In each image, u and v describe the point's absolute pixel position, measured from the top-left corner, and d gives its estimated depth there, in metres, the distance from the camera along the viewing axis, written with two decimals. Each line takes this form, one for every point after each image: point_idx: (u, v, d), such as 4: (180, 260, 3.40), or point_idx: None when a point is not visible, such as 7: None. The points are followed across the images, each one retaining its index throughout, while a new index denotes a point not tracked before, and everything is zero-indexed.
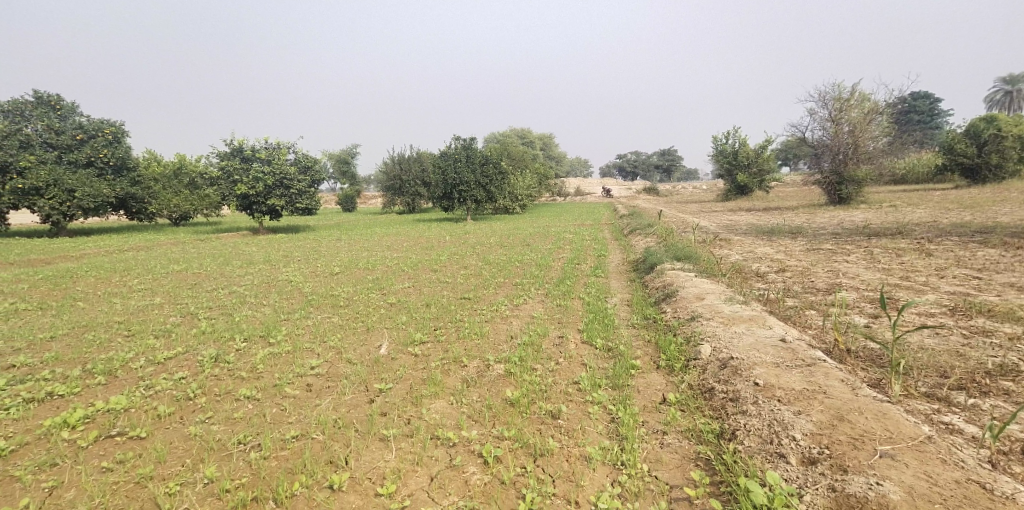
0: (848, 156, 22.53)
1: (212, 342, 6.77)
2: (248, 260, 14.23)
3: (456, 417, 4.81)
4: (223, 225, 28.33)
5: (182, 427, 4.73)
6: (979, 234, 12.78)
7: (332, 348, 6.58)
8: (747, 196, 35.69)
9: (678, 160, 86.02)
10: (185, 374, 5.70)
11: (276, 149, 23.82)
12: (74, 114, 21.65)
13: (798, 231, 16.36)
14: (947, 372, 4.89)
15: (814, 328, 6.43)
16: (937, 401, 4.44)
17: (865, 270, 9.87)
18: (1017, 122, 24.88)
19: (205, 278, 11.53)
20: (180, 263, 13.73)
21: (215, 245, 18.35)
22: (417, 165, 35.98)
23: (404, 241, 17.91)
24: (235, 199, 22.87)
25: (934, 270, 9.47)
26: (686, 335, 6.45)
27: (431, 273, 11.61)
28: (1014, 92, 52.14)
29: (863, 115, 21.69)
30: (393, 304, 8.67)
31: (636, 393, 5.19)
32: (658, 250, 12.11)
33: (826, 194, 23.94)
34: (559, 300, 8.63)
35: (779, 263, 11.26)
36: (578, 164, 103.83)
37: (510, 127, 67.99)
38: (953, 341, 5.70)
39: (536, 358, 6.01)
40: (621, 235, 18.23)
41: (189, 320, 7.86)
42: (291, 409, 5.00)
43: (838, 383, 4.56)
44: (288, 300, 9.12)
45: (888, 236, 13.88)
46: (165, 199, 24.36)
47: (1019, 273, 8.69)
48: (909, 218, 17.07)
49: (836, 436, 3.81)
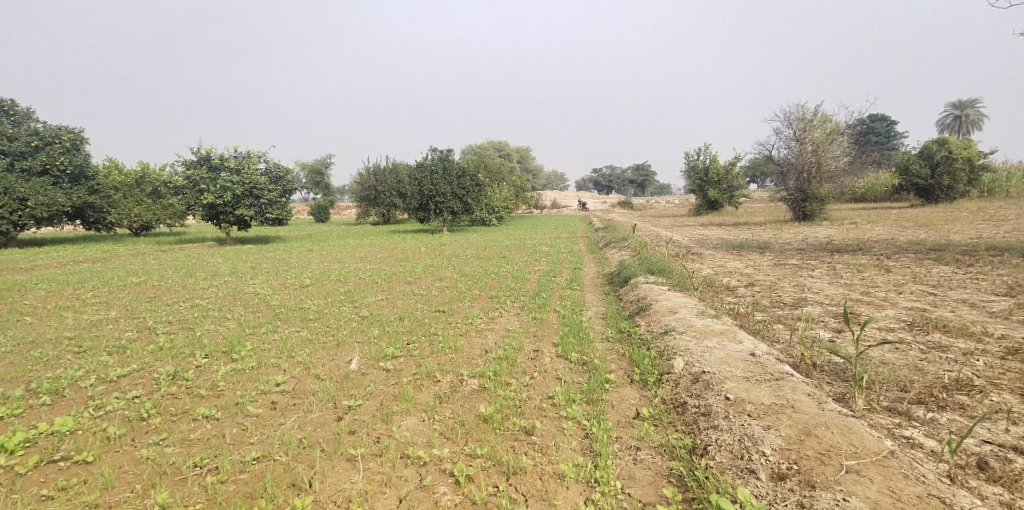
0: (812, 174, 23.32)
1: (170, 359, 6.51)
2: (214, 272, 13.82)
3: (427, 434, 4.72)
4: (188, 235, 27.52)
5: (133, 450, 4.50)
6: (934, 251, 13.35)
7: (300, 363, 6.39)
8: (717, 211, 36.55)
9: (650, 175, 87.67)
10: (139, 393, 5.45)
11: (246, 157, 23.34)
12: (29, 119, 20.82)
13: (766, 246, 16.82)
14: (907, 386, 5.04)
15: (782, 342, 6.57)
16: (898, 414, 4.57)
17: (829, 285, 10.19)
18: (967, 144, 26.22)
19: (168, 291, 11.14)
20: (142, 274, 13.25)
21: (179, 256, 17.78)
22: (393, 176, 35.73)
23: (378, 253, 17.70)
24: (201, 209, 22.21)
25: (894, 285, 9.83)
26: (659, 349, 6.51)
27: (404, 285, 11.47)
28: (962, 116, 55.12)
29: (826, 135, 22.50)
30: (365, 317, 8.51)
31: (609, 408, 5.19)
32: (632, 264, 12.25)
33: (791, 211, 24.68)
34: (534, 313, 8.62)
35: (748, 277, 11.53)
36: (553, 177, 104.89)
37: (486, 140, 68.37)
38: (911, 355, 5.90)
39: (510, 373, 5.96)
40: (596, 248, 18.40)
41: (148, 335, 7.55)
42: (254, 428, 4.83)
43: (805, 397, 4.65)
44: (255, 313, 8.87)
45: (851, 252, 14.37)
46: (126, 208, 23.56)
47: (971, 289, 9.09)
48: (869, 235, 17.76)
49: (805, 451, 3.87)
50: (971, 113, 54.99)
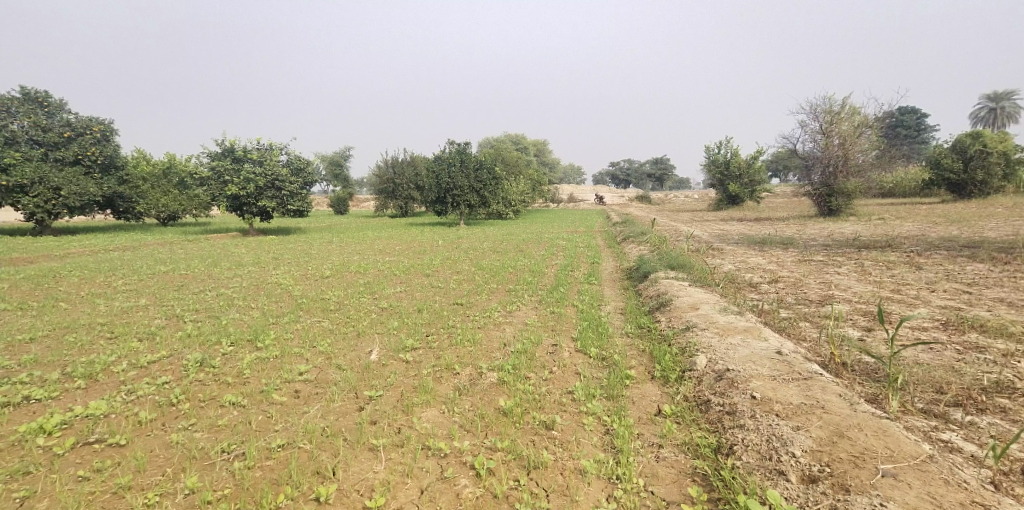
0: (839, 168, 22.72)
1: (197, 346, 6.61)
2: (237, 262, 14.03)
3: (448, 427, 4.70)
4: (212, 225, 28.03)
5: (163, 434, 4.58)
6: (967, 248, 12.91)
7: (321, 353, 6.44)
8: (739, 205, 35.91)
9: (670, 169, 86.55)
10: (168, 379, 5.54)
11: (268, 150, 23.66)
12: (62, 111, 21.38)
13: (789, 241, 16.46)
14: (943, 388, 4.86)
15: (808, 340, 6.40)
16: (934, 417, 4.41)
17: (857, 283, 9.90)
18: (1002, 138, 25.29)
19: (193, 279, 11.35)
20: (167, 263, 13.52)
21: (203, 246, 18.12)
22: (411, 169, 35.88)
23: (397, 245, 17.79)
24: (224, 200, 22.57)
25: (925, 283, 9.52)
26: (681, 346, 6.39)
27: (423, 277, 11.50)
28: (997, 109, 53.15)
29: (854, 128, 21.84)
30: (384, 309, 8.55)
31: (631, 404, 5.11)
32: (652, 258, 12.09)
33: (816, 206, 24.11)
34: (553, 307, 8.56)
35: (771, 273, 11.29)
36: (571, 171, 104.39)
37: (505, 133, 68.26)
38: (947, 356, 5.69)
39: (529, 367, 5.92)
40: (615, 243, 18.22)
41: (175, 323, 7.68)
42: (278, 416, 4.87)
43: (835, 397, 4.51)
44: (276, 303, 8.97)
45: (878, 248, 13.97)
46: (153, 199, 24.06)
47: (1007, 288, 8.75)
48: (897, 231, 17.25)
49: (837, 453, 3.75)
50: (1007, 105, 53.01)
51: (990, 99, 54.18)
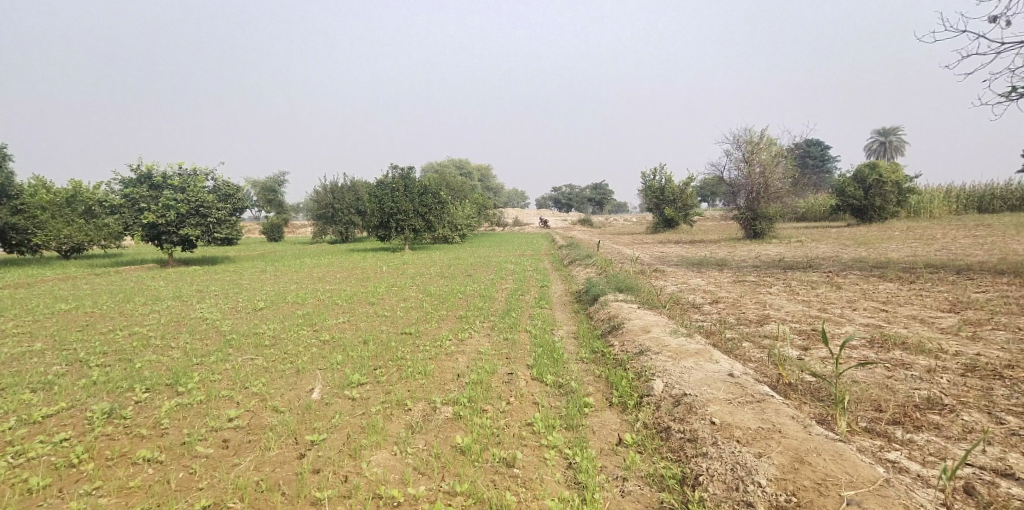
0: (760, 195, 24.14)
1: (106, 395, 5.85)
2: (156, 296, 12.84)
3: (401, 471, 4.35)
4: (124, 256, 25.93)
5: (60, 503, 3.94)
6: (877, 268, 14.00)
7: (255, 395, 5.88)
8: (673, 229, 37.47)
9: (607, 194, 89.63)
10: (68, 435, 4.83)
11: (192, 175, 22.18)
12: None
13: (723, 263, 17.24)
14: (882, 406, 5.08)
15: (755, 360, 6.57)
16: (878, 436, 4.59)
17: (789, 302, 10.42)
18: (894, 169, 28.04)
19: (103, 318, 10.22)
20: (73, 301, 12.16)
21: (115, 280, 16.54)
22: (352, 194, 34.93)
23: (337, 272, 17.03)
24: (140, 229, 20.83)
25: (847, 302, 10.18)
26: (637, 370, 6.36)
27: (367, 306, 10.97)
28: (887, 142, 59.20)
29: (772, 157, 23.54)
30: (326, 342, 8.01)
31: (591, 434, 4.98)
32: (600, 281, 12.19)
33: (742, 230, 25.50)
34: (505, 333, 8.36)
35: (711, 294, 11.70)
36: (512, 196, 105.83)
37: (447, 157, 68.39)
38: (879, 373, 6.00)
39: (486, 399, 5.67)
40: (561, 266, 18.36)
41: (79, 369, 6.80)
42: (203, 471, 4.34)
43: (790, 420, 4.60)
44: (202, 341, 8.21)
45: (802, 269, 14.91)
46: (55, 229, 21.93)
47: (918, 305, 9.48)
48: (816, 253, 18.54)
49: (800, 481, 3.79)
50: (894, 139, 59.25)
51: (881, 134, 60.30)
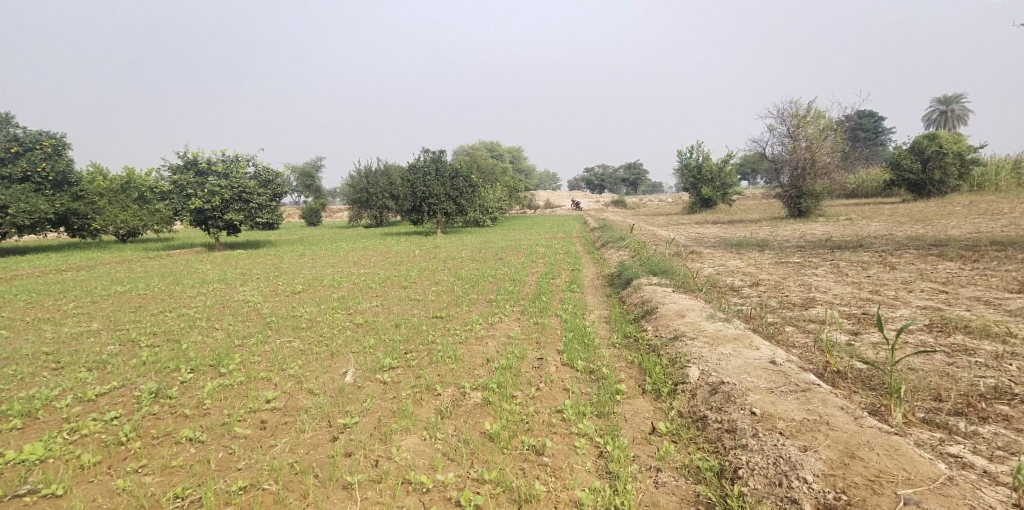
0: (806, 171, 22.97)
1: (153, 374, 6.08)
2: (202, 279, 13.33)
3: (430, 456, 4.33)
4: (176, 241, 27.18)
5: (109, 480, 4.08)
6: (935, 246, 13.10)
7: (291, 377, 5.98)
8: (711, 209, 36.28)
9: (643, 174, 87.70)
10: (118, 414, 5.02)
11: (234, 161, 22.85)
12: (8, 124, 20.19)
13: (764, 243, 16.55)
14: (942, 396, 4.71)
15: (799, 346, 6.23)
16: (938, 428, 4.26)
17: (836, 284, 9.88)
18: (956, 139, 26.14)
19: (153, 300, 10.67)
20: (126, 283, 12.79)
21: (166, 263, 17.30)
22: (385, 179, 35.32)
23: (371, 256, 17.27)
24: (188, 214, 21.66)
25: (901, 283, 9.56)
26: (671, 357, 6.14)
27: (400, 290, 11.08)
28: (948, 112, 55.31)
29: (819, 130, 22.24)
30: (359, 325, 8.11)
31: (623, 422, 4.83)
32: (633, 264, 11.89)
33: (786, 208, 24.36)
34: (536, 317, 8.25)
35: (751, 276, 11.23)
36: (546, 179, 104.85)
37: (479, 141, 68.33)
38: (938, 360, 5.56)
39: (515, 384, 5.59)
40: (594, 248, 18.05)
41: (130, 349, 7.10)
42: (241, 452, 4.43)
43: (838, 411, 4.32)
44: (244, 323, 8.44)
45: (850, 248, 14.13)
46: (111, 214, 23.11)
47: (982, 286, 8.80)
48: (866, 231, 17.53)
49: (851, 478, 3.56)
50: (956, 108, 55.29)
51: (942, 102, 56.36)
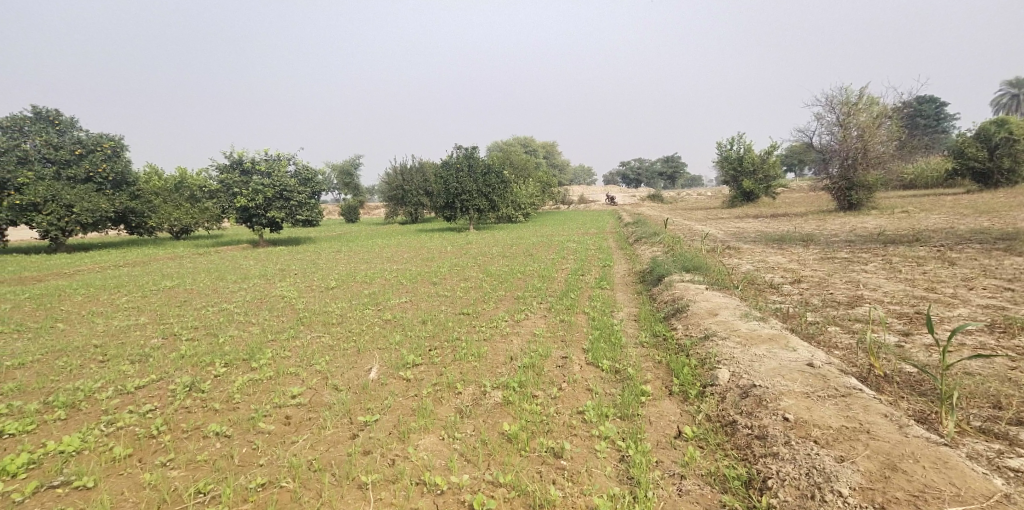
0: (857, 161, 21.79)
1: (189, 368, 6.29)
2: (243, 275, 13.81)
3: (447, 457, 4.28)
4: (224, 238, 28.36)
5: (137, 473, 4.22)
6: (1001, 241, 12.13)
7: (318, 372, 6.06)
8: (753, 202, 35.03)
9: (683, 168, 85.67)
10: (152, 407, 5.20)
11: (276, 160, 23.58)
12: (72, 128, 21.44)
13: (809, 238, 15.79)
14: (1002, 403, 4.31)
15: (841, 348, 5.86)
16: (996, 438, 3.89)
17: (886, 281, 9.28)
18: None
19: (197, 295, 11.11)
20: (174, 278, 13.40)
21: (211, 259, 18.04)
22: (420, 175, 35.78)
23: (404, 252, 17.49)
24: (234, 212, 22.52)
25: (961, 280, 8.87)
26: (701, 357, 5.89)
27: (430, 286, 11.12)
28: (1020, 95, 51.44)
29: (873, 118, 21.03)
30: (387, 321, 8.18)
31: (648, 425, 4.65)
32: (666, 260, 11.55)
33: (835, 201, 23.21)
34: (563, 315, 8.10)
35: (793, 272, 10.70)
36: (582, 173, 103.88)
37: (514, 136, 68.33)
38: (999, 364, 5.09)
39: (537, 384, 5.48)
40: (627, 245, 17.68)
41: (171, 343, 7.39)
42: (263, 448, 4.50)
43: (880, 419, 4.01)
44: (278, 318, 8.66)
45: (904, 243, 13.27)
46: (165, 212, 24.26)
47: None
48: (923, 224, 16.46)
49: (891, 492, 3.29)
50: None
51: (1013, 85, 52.39)
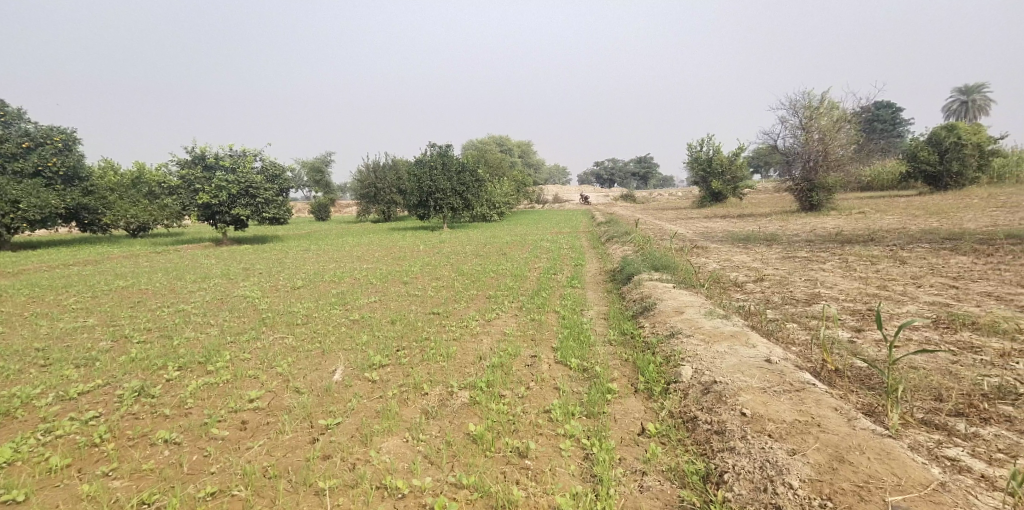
0: (819, 163, 22.53)
1: (139, 372, 6.06)
2: (205, 274, 13.39)
3: (410, 459, 4.26)
4: (185, 236, 27.44)
5: (76, 484, 4.05)
6: (949, 240, 12.76)
7: (279, 375, 5.93)
8: (721, 202, 35.87)
9: (654, 168, 87.09)
10: (96, 413, 5.00)
11: (241, 156, 22.94)
12: (20, 120, 20.50)
13: (773, 238, 16.28)
14: (943, 396, 4.53)
15: (798, 344, 6.07)
16: (936, 429, 4.09)
17: (842, 279, 9.64)
18: (975, 130, 25.47)
19: (153, 295, 10.72)
20: (129, 278, 12.88)
21: (171, 258, 17.43)
22: (393, 173, 35.37)
23: (375, 251, 17.25)
24: (196, 209, 21.80)
25: (911, 278, 9.29)
26: (666, 355, 6.00)
27: (400, 285, 11.00)
28: (969, 102, 54.05)
29: (833, 122, 21.76)
30: (354, 322, 8.06)
31: (612, 423, 4.72)
32: (636, 259, 11.72)
33: (797, 201, 23.97)
34: (533, 314, 8.14)
35: (756, 271, 11.02)
36: (555, 172, 104.51)
37: (489, 135, 68.22)
38: (942, 358, 5.36)
39: (504, 383, 5.50)
40: (599, 244, 17.87)
41: (121, 346, 7.10)
42: (216, 454, 4.38)
43: (831, 412, 4.17)
44: (240, 319, 8.43)
45: (861, 242, 13.82)
46: (121, 209, 23.32)
47: (994, 281, 8.52)
48: (878, 225, 17.16)
49: (839, 483, 3.43)
50: (978, 98, 53.92)
51: (963, 92, 55.05)
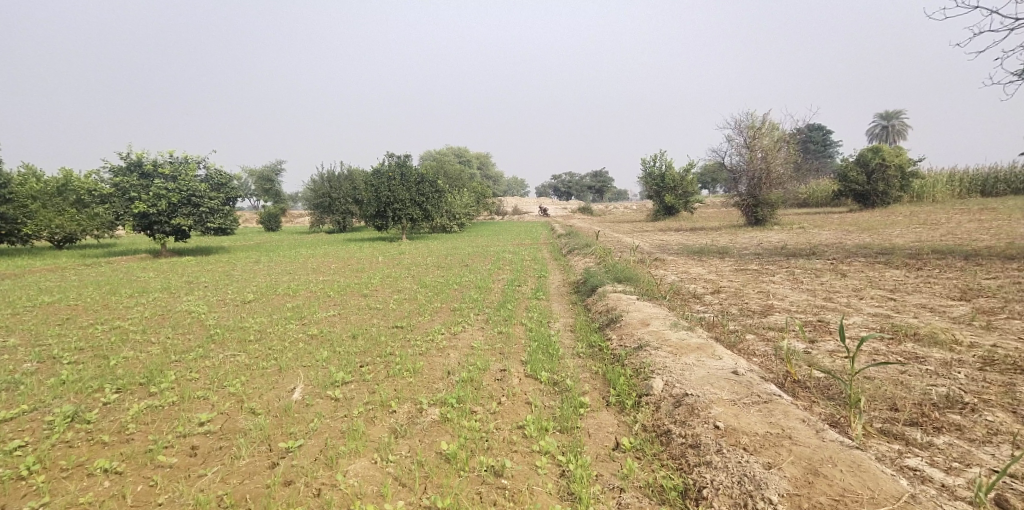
0: (761, 180, 23.65)
1: (72, 396, 5.52)
2: (144, 288, 12.50)
3: (379, 482, 4.05)
4: (118, 247, 25.70)
5: None
6: (882, 255, 13.61)
7: (232, 396, 5.54)
8: (673, 216, 37.03)
9: (607, 182, 89.11)
10: (22, 443, 4.51)
11: (183, 164, 21.76)
12: None
13: (724, 250, 16.89)
14: (897, 405, 4.74)
15: (760, 355, 6.23)
16: (897, 439, 4.26)
17: (792, 291, 10.06)
18: (897, 153, 27.50)
19: (85, 312, 9.88)
20: (55, 293, 11.86)
21: (104, 271, 16.22)
22: (348, 183, 34.52)
23: (331, 263, 16.69)
24: (131, 219, 20.44)
25: (853, 290, 9.81)
26: (635, 367, 6.02)
27: (360, 298, 10.64)
28: (890, 127, 58.36)
29: (774, 142, 22.92)
30: (313, 336, 7.71)
31: (587, 438, 4.67)
32: (598, 271, 11.82)
33: (743, 216, 25.02)
34: (499, 327, 8.01)
35: (713, 283, 11.36)
36: (511, 184, 105.32)
37: (446, 146, 68.02)
38: (892, 369, 5.61)
39: (475, 399, 5.35)
40: (560, 255, 17.98)
41: (49, 367, 6.48)
42: (164, 484, 4.02)
43: (800, 424, 4.28)
44: (186, 336, 7.88)
45: (805, 256, 14.54)
46: (45, 218, 21.58)
47: (927, 294, 9.10)
48: (818, 239, 18.12)
49: (816, 497, 3.50)
50: (897, 123, 58.43)
51: (884, 118, 59.55)
